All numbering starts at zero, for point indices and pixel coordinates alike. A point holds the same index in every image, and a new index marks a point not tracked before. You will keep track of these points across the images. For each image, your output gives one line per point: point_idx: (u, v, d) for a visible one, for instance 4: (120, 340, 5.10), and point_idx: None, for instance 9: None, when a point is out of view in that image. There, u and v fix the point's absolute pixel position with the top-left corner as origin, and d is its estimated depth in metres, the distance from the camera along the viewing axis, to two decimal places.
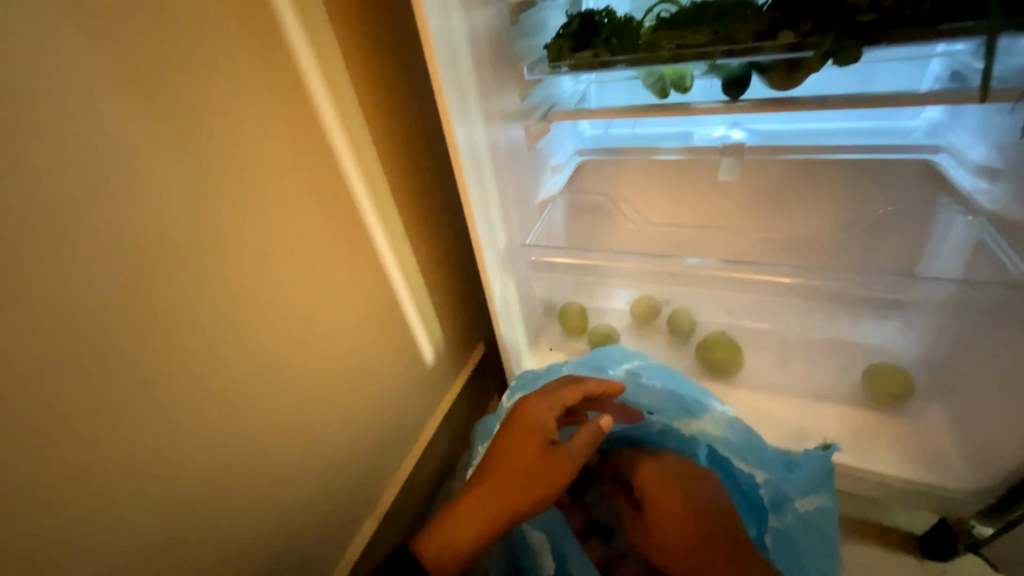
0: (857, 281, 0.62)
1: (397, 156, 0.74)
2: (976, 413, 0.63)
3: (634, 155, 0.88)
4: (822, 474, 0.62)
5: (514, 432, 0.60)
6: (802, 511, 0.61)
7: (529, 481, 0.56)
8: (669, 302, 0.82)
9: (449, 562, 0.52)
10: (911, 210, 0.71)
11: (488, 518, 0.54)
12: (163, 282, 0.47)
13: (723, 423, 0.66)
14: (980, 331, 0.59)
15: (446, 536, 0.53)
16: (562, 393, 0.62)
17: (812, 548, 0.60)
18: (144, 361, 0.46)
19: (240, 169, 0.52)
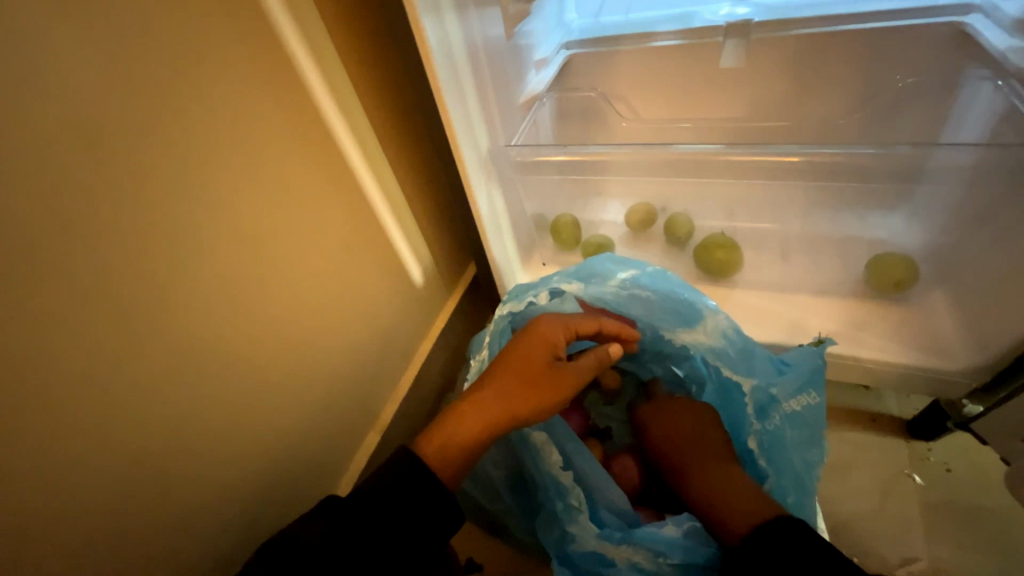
0: (874, 161, 0.57)
1: (363, 48, 0.64)
2: (983, 296, 0.61)
3: (628, 43, 0.77)
4: (813, 372, 0.61)
5: (524, 342, 0.59)
6: (789, 411, 0.61)
7: (532, 389, 0.56)
8: (666, 209, 0.78)
9: (450, 456, 0.53)
10: (934, 82, 0.65)
11: (488, 418, 0.55)
12: (110, 193, 0.42)
13: (717, 331, 0.64)
14: (996, 206, 0.55)
15: (447, 433, 0.54)
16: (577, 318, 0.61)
17: (795, 447, 0.60)
18: (105, 283, 0.42)
19: (179, 59, 0.45)
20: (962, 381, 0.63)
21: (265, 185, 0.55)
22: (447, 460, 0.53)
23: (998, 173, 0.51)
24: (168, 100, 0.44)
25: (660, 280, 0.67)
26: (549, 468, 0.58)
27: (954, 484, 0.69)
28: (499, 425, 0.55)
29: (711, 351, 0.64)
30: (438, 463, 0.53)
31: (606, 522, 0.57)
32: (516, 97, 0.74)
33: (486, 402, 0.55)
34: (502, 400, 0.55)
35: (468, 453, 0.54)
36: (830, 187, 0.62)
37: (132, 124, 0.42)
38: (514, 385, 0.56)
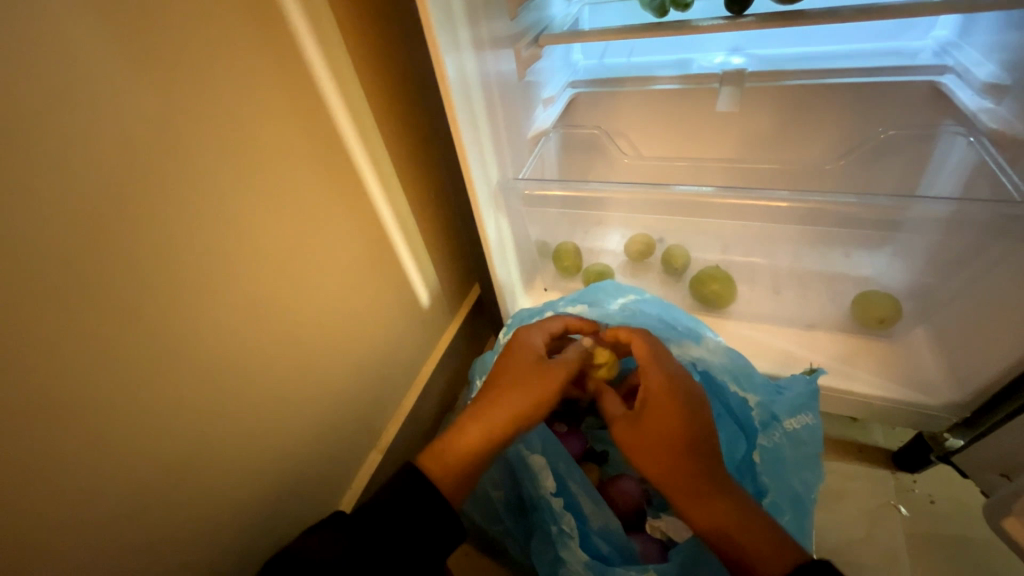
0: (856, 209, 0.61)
1: (385, 86, 0.68)
2: (960, 334, 0.65)
3: (632, 85, 0.82)
4: (809, 395, 0.62)
5: (507, 351, 0.63)
6: (789, 430, 0.61)
7: (526, 392, 0.58)
8: (664, 241, 0.82)
9: (453, 463, 0.55)
10: (915, 134, 0.69)
11: (488, 425, 0.57)
12: (150, 213, 0.44)
13: (719, 349, 0.66)
14: (973, 251, 0.59)
15: (448, 441, 0.56)
16: (549, 322, 0.66)
17: (795, 467, 0.60)
18: (139, 296, 0.45)
19: (221, 92, 0.48)
20: (943, 415, 0.67)
21: (289, 208, 0.58)
22: (447, 468, 0.54)
23: (969, 224, 0.55)
24: (209, 128, 0.48)
25: (663, 303, 0.70)
26: (545, 492, 0.60)
27: (939, 516, 0.71)
28: (499, 432, 0.57)
29: (713, 370, 0.66)
30: (439, 471, 0.54)
31: (600, 546, 0.59)
32: (524, 133, 0.79)
33: (483, 411, 0.57)
34: (500, 406, 0.57)
35: (469, 462, 0.55)
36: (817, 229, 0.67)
37: (174, 150, 0.45)
38: (510, 390, 0.58)
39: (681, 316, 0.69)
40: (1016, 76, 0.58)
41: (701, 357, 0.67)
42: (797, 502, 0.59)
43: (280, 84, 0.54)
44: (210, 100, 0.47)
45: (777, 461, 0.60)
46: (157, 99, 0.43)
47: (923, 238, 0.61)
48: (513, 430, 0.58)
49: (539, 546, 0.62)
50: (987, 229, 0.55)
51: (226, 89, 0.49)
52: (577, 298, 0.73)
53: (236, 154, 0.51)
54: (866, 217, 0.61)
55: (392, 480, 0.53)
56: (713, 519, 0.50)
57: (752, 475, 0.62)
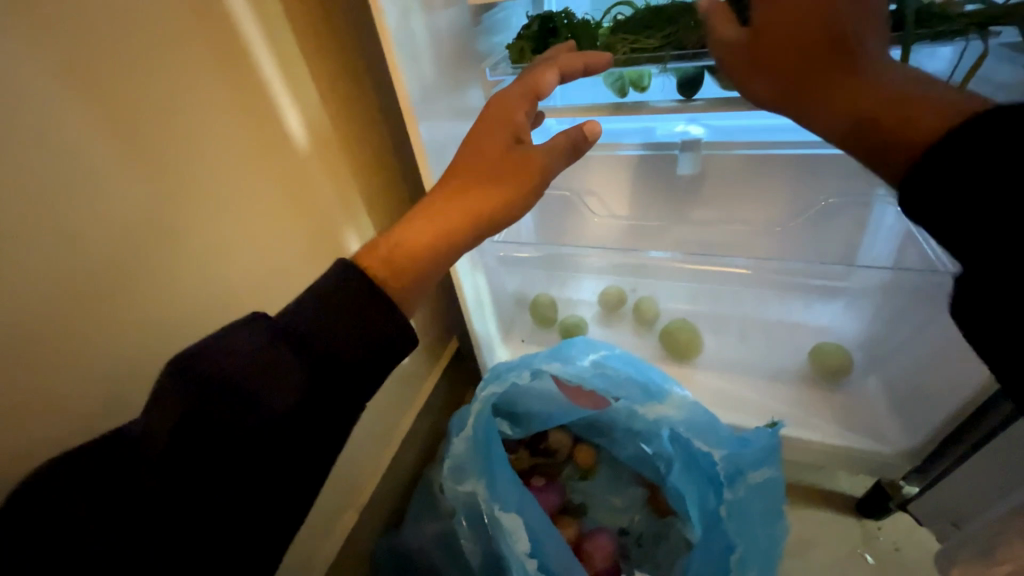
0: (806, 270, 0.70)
1: (361, 154, 0.74)
2: (901, 382, 0.71)
3: (599, 151, 0.86)
4: (769, 448, 0.65)
5: (475, 129, 0.50)
6: (751, 483, 0.64)
7: (495, 186, 0.48)
8: (636, 291, 0.89)
9: (400, 260, 0.44)
10: (851, 202, 0.76)
11: (442, 227, 0.46)
12: (130, 290, 0.49)
13: (685, 404, 0.68)
14: (910, 310, 0.66)
15: (386, 239, 0.44)
16: (534, 78, 0.51)
17: (755, 519, 0.62)
18: (115, 365, 0.49)
19: (203, 178, 0.54)
20: (898, 464, 0.70)
21: (264, 274, 0.63)
22: (388, 263, 0.43)
23: (906, 285, 0.63)
24: (192, 209, 0.53)
25: (631, 358, 0.73)
26: (519, 552, 0.60)
27: (904, 563, 0.73)
28: (450, 224, 0.46)
29: (682, 424, 0.67)
30: (382, 267, 0.43)
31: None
32: None
33: (437, 209, 0.47)
34: (456, 205, 0.47)
35: (423, 264, 0.44)
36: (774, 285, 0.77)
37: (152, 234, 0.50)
38: (474, 183, 0.48)
39: (648, 372, 0.72)
40: None
41: (669, 413, 0.68)
42: (764, 556, 0.61)
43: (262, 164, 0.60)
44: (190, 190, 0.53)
45: (742, 515, 0.63)
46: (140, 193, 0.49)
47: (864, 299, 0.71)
48: (470, 230, 0.47)
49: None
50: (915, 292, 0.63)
51: (203, 173, 0.54)
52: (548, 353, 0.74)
53: (213, 230, 0.56)
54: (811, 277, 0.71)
55: (331, 268, 0.41)
56: (871, 121, 0.35)
57: (722, 530, 0.62)
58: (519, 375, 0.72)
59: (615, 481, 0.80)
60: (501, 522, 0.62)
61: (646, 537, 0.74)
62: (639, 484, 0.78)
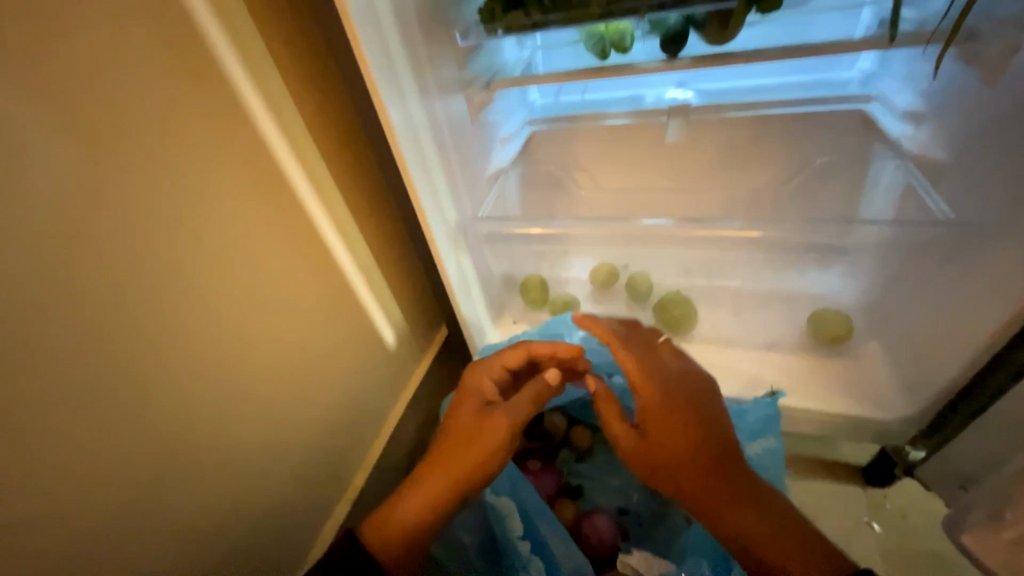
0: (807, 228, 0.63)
1: (330, 133, 0.70)
2: (908, 347, 0.68)
3: (585, 121, 0.85)
4: (769, 418, 0.63)
5: (454, 401, 0.63)
6: (750, 454, 0.62)
7: (465, 449, 0.57)
8: (628, 267, 0.84)
9: (392, 536, 0.54)
10: (846, 159, 0.73)
11: (425, 495, 0.56)
12: (93, 290, 0.46)
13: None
14: (909, 270, 0.64)
15: (385, 509, 0.56)
16: (502, 356, 0.65)
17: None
18: (86, 371, 0.47)
19: (162, 165, 0.51)
20: (904, 430, 0.68)
21: (239, 269, 0.60)
22: (385, 539, 0.54)
23: (909, 239, 0.59)
24: (146, 198, 0.50)
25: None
26: (513, 535, 0.58)
27: (911, 531, 0.72)
28: (433, 496, 0.56)
29: None
30: (378, 539, 0.54)
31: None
32: (480, 171, 0.81)
33: (419, 478, 0.57)
34: (436, 472, 0.56)
35: (413, 526, 0.55)
36: (785, 252, 0.68)
37: (111, 227, 0.47)
38: (445, 454, 0.57)
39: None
40: (929, 104, 0.62)
41: None
42: None
43: (227, 150, 0.57)
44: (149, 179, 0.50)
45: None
46: (87, 179, 0.45)
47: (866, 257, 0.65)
48: (450, 497, 0.56)
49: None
50: (911, 255, 0.62)
51: (162, 160, 0.51)
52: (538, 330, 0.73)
53: (174, 216, 0.52)
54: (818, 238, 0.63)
55: (338, 539, 0.53)
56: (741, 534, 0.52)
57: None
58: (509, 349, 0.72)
59: (612, 461, 0.78)
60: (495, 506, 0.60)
61: (645, 517, 0.72)
62: None
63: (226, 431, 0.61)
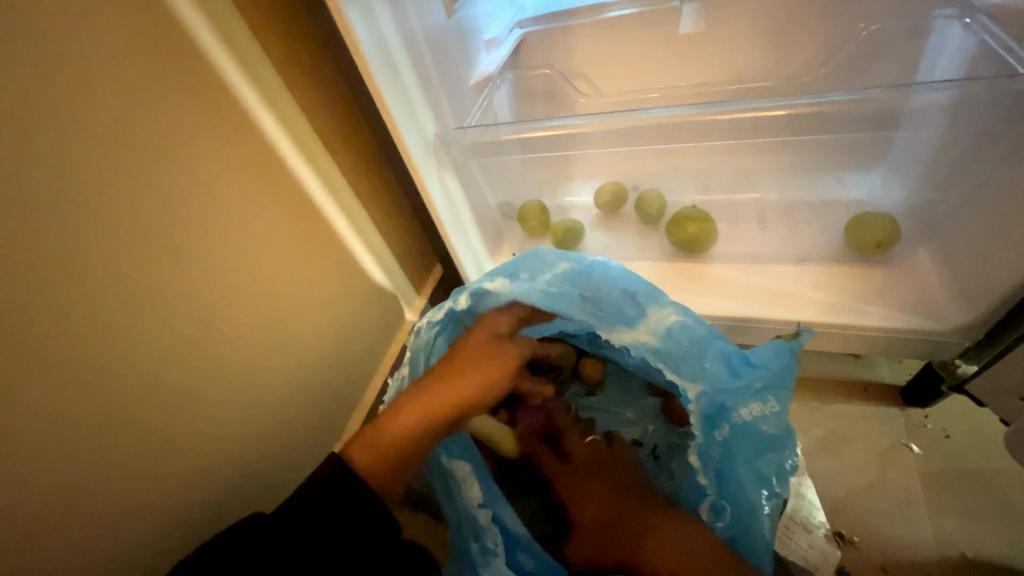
0: (863, 99, 0.51)
1: (285, 38, 0.58)
2: (961, 250, 0.60)
3: (582, 17, 0.73)
4: (781, 373, 0.53)
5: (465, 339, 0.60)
6: (739, 420, 0.54)
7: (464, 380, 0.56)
8: (637, 188, 0.76)
9: (385, 442, 0.52)
10: (897, 31, 0.62)
11: (423, 412, 0.54)
12: (21, 226, 0.39)
13: (660, 329, 0.59)
14: (977, 155, 0.53)
15: (380, 422, 0.53)
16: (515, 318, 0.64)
17: (746, 458, 0.54)
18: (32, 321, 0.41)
19: (68, 73, 0.41)
20: (955, 340, 0.61)
21: (191, 202, 0.51)
22: (379, 455, 0.51)
23: (996, 104, 0.47)
24: (62, 115, 0.41)
25: (615, 274, 0.61)
26: (471, 500, 0.55)
27: (956, 451, 0.67)
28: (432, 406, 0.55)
29: (653, 351, 0.59)
30: (369, 457, 0.51)
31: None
32: (464, 81, 0.70)
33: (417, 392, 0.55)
34: (436, 390, 0.55)
35: (399, 445, 0.53)
36: (823, 141, 0.60)
37: (17, 152, 0.39)
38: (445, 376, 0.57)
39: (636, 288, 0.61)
40: None
41: (641, 338, 0.59)
42: (748, 509, 0.52)
43: (149, 55, 0.46)
44: (52, 85, 0.40)
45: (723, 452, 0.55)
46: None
47: (926, 130, 0.54)
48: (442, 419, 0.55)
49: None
50: (984, 136, 0.51)
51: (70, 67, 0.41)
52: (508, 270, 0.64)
53: (93, 133, 0.43)
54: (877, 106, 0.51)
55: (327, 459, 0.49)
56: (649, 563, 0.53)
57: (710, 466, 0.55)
58: (457, 300, 0.64)
59: (625, 393, 0.73)
60: (474, 511, 0.55)
61: (661, 448, 0.68)
62: (652, 394, 0.71)
63: (215, 382, 0.56)
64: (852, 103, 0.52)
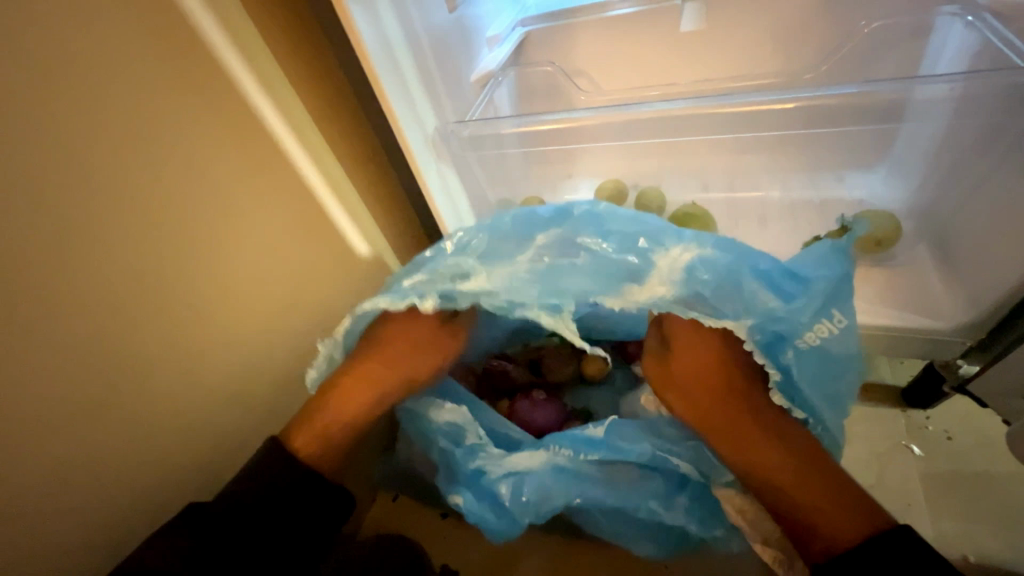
0: (851, 95, 0.52)
1: (288, 33, 0.59)
2: (964, 249, 0.59)
3: (585, 14, 0.74)
4: (836, 284, 0.52)
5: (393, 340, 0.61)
6: (808, 340, 0.53)
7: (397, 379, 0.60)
8: (638, 186, 0.76)
9: (328, 441, 0.56)
10: (899, 30, 0.62)
11: (361, 409, 0.58)
12: (19, 207, 0.42)
13: (684, 266, 0.54)
14: (975, 150, 0.53)
15: (321, 421, 0.56)
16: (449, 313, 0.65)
17: (819, 376, 0.53)
18: (26, 296, 0.43)
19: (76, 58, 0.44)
20: (954, 339, 0.61)
21: (186, 188, 0.53)
22: (319, 453, 0.56)
23: (989, 99, 0.47)
24: (62, 104, 0.43)
25: (608, 219, 0.58)
26: (439, 415, 0.60)
27: (958, 452, 0.66)
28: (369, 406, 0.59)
29: (680, 298, 0.52)
30: (317, 454, 0.55)
31: (529, 463, 0.56)
32: (466, 77, 0.70)
33: (353, 397, 0.58)
34: (372, 386, 0.59)
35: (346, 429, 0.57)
36: (818, 137, 0.60)
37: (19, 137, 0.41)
38: (379, 375, 0.59)
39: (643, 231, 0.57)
40: None
41: (659, 292, 0.53)
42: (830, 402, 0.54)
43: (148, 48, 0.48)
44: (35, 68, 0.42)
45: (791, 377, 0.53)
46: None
47: (928, 126, 0.54)
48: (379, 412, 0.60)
49: (478, 506, 0.57)
50: (983, 132, 0.51)
51: (71, 59, 0.44)
52: (468, 253, 0.59)
53: (87, 121, 0.45)
54: (866, 102, 0.51)
55: (266, 447, 0.53)
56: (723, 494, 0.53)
57: (801, 395, 0.53)
58: (422, 302, 0.55)
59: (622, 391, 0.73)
60: (449, 420, 0.59)
61: None
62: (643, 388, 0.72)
63: (206, 365, 0.58)
64: (860, 96, 0.51)
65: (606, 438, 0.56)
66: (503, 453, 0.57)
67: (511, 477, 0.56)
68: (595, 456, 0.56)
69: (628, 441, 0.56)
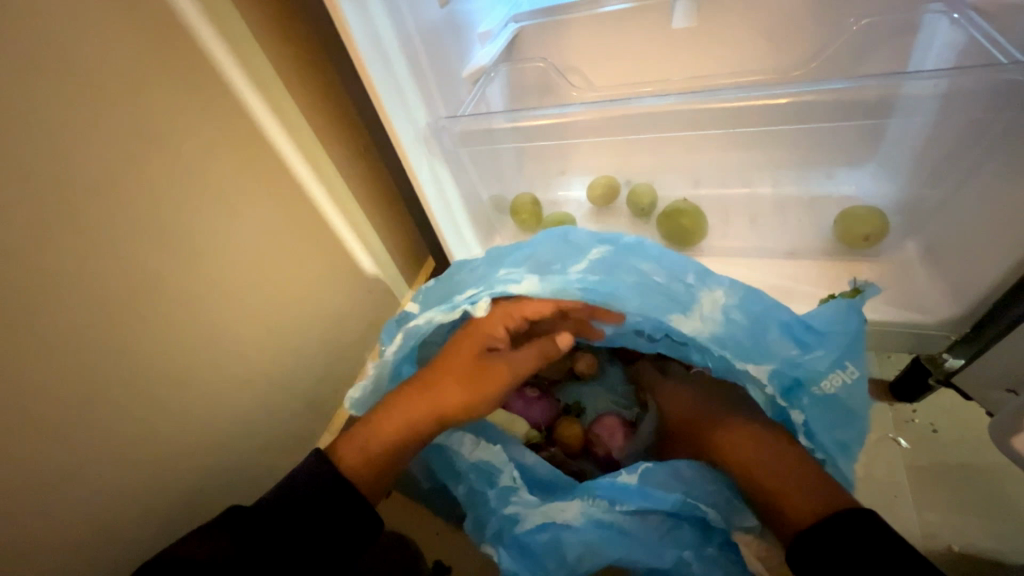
0: (840, 91, 0.52)
1: (278, 26, 0.58)
2: (952, 243, 0.60)
3: (576, 10, 0.74)
4: (851, 339, 0.53)
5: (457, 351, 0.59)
6: (821, 390, 0.54)
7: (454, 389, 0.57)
8: (629, 182, 0.76)
9: (367, 458, 0.55)
10: (889, 28, 0.62)
11: (410, 423, 0.56)
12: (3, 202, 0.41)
13: (716, 313, 0.56)
14: (964, 147, 0.53)
15: (366, 430, 0.56)
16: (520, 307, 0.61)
17: (830, 423, 0.54)
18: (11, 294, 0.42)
19: (64, 52, 0.42)
20: (940, 332, 0.63)
21: (175, 185, 0.52)
22: (361, 463, 0.54)
23: (976, 97, 0.48)
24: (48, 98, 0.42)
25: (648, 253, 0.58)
26: (467, 454, 0.60)
27: (943, 445, 0.67)
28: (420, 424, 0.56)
29: (713, 340, 0.56)
30: (356, 464, 0.54)
31: (567, 513, 0.54)
32: (457, 72, 0.70)
33: (397, 411, 0.57)
34: (423, 400, 0.57)
35: (390, 444, 0.56)
36: (807, 132, 0.60)
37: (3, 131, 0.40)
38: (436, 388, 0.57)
39: (678, 272, 0.57)
40: None
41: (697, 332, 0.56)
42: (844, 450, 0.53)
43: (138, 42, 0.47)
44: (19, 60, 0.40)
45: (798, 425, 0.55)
46: None
47: (917, 122, 0.54)
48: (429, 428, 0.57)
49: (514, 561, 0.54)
50: (970, 129, 0.51)
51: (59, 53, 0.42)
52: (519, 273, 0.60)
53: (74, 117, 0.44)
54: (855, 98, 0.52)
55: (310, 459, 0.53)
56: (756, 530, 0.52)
57: (817, 441, 0.54)
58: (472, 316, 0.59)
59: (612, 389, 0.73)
60: (482, 457, 0.59)
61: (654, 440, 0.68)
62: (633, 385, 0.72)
63: (194, 363, 0.57)
64: (849, 93, 0.52)
65: (641, 485, 0.54)
66: (538, 501, 0.56)
67: (549, 528, 0.54)
68: (630, 503, 0.54)
69: (663, 487, 0.54)
